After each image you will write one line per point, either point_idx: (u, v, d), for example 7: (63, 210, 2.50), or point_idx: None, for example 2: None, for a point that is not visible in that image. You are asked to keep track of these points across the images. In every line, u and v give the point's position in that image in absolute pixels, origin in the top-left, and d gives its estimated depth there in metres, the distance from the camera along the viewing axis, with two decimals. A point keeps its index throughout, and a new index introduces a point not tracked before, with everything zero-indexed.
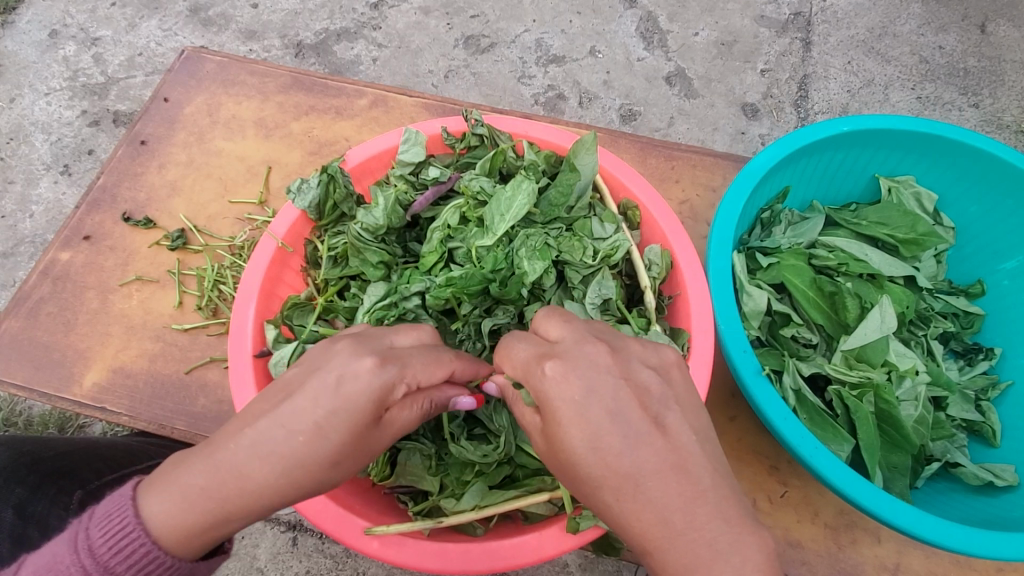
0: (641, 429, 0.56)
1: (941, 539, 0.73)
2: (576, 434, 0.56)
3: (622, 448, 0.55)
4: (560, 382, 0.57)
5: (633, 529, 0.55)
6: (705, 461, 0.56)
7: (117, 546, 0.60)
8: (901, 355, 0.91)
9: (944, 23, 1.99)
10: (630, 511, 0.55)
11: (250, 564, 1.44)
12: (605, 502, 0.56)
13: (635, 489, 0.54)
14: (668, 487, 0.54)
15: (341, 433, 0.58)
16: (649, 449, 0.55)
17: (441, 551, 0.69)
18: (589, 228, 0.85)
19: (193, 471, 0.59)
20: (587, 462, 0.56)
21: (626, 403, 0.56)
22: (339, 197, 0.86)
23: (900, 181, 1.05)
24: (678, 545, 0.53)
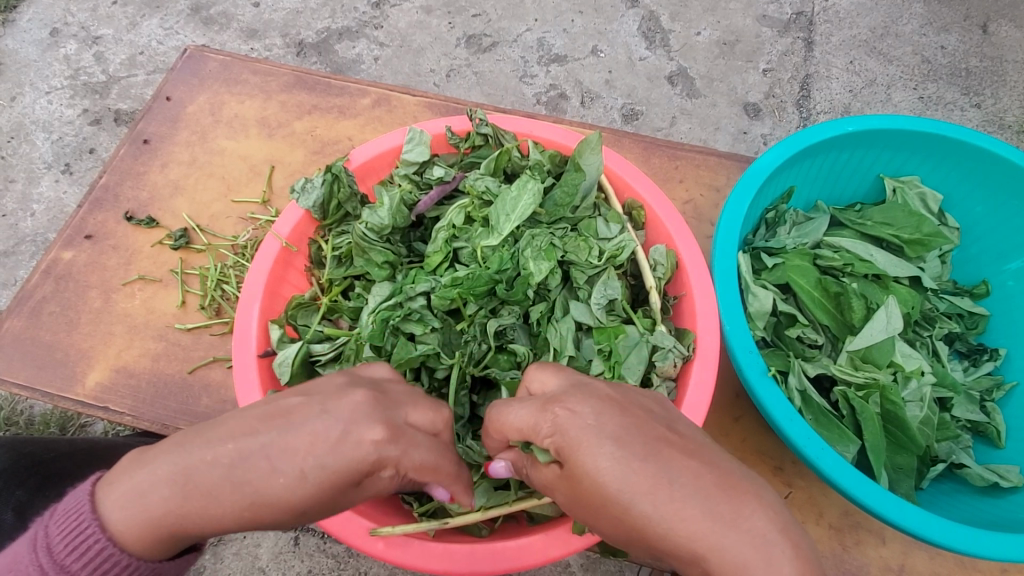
0: (651, 434, 0.55)
1: (947, 540, 0.73)
2: (591, 446, 0.55)
3: (640, 454, 0.54)
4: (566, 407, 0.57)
5: (681, 536, 0.51)
6: (725, 459, 0.55)
7: (74, 544, 0.59)
8: (906, 355, 0.91)
9: (946, 23, 1.99)
10: (671, 514, 0.51)
11: (251, 564, 1.44)
12: (643, 513, 0.53)
13: (670, 487, 0.52)
14: (701, 478, 0.52)
15: (319, 481, 0.54)
16: (664, 450, 0.54)
17: (446, 552, 0.69)
18: (594, 228, 0.85)
19: (157, 485, 0.56)
20: (612, 472, 0.53)
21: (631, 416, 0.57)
22: (343, 197, 0.86)
23: (905, 181, 1.05)
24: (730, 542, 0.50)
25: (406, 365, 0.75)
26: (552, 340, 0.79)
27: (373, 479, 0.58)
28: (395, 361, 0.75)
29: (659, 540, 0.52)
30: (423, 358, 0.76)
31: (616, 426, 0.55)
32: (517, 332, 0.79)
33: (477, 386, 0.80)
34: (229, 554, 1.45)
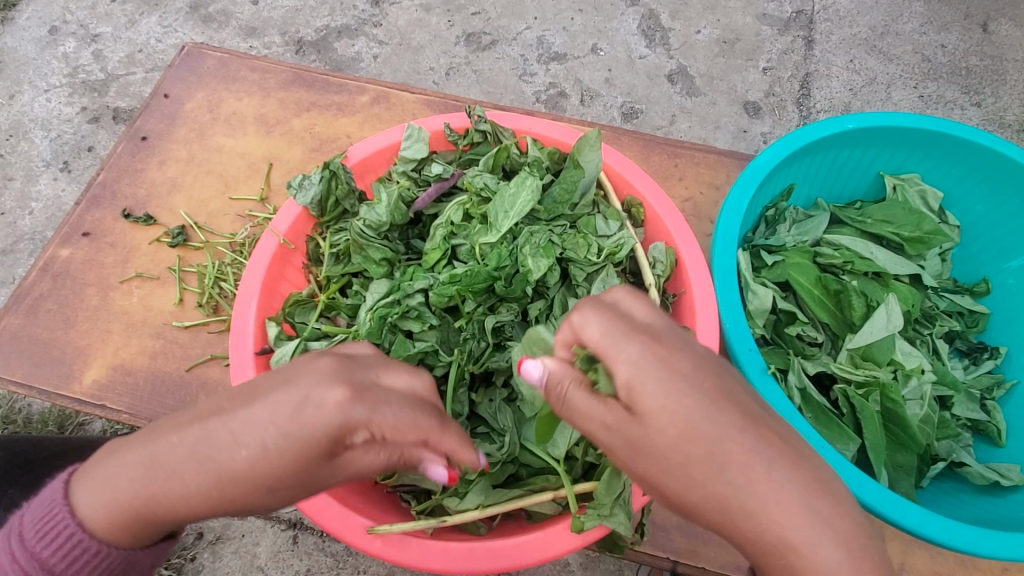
0: (749, 407, 0.53)
1: (947, 539, 0.72)
2: (688, 401, 0.51)
3: (740, 424, 0.51)
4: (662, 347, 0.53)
5: (769, 520, 0.50)
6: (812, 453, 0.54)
7: (44, 531, 0.63)
8: (907, 353, 0.91)
9: (946, 22, 1.98)
10: (769, 495, 0.50)
11: (250, 562, 1.44)
12: (731, 485, 0.51)
13: (767, 469, 0.50)
14: (795, 467, 0.51)
15: (281, 452, 0.53)
16: (764, 427, 0.52)
17: (444, 551, 0.68)
18: (593, 225, 0.85)
19: (125, 471, 0.58)
20: (710, 433, 0.51)
21: (728, 380, 0.55)
22: (341, 194, 0.85)
23: (905, 179, 1.05)
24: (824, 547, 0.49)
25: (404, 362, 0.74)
26: None
27: (349, 454, 0.55)
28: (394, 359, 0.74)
29: (737, 518, 0.51)
30: (422, 355, 0.76)
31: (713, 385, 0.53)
32: (516, 329, 0.80)
33: (475, 382, 0.80)
34: (227, 552, 1.45)
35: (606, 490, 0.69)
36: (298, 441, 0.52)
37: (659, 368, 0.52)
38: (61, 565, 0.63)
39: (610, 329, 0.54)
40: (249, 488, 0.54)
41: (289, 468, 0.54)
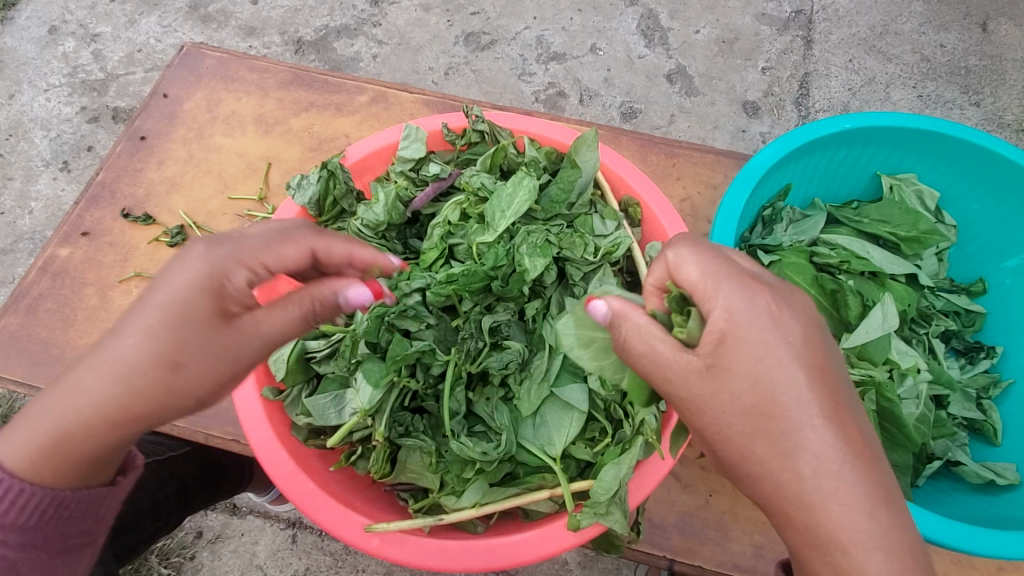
0: (840, 400, 0.57)
1: (941, 537, 0.73)
2: (786, 379, 0.56)
3: (825, 416, 0.55)
4: (775, 313, 0.57)
5: (826, 515, 0.55)
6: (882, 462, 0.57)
7: None
8: (902, 352, 0.91)
9: (946, 21, 1.98)
10: (833, 491, 0.55)
11: (249, 561, 1.44)
12: (795, 472, 0.55)
13: (839, 468, 0.55)
14: (865, 470, 0.55)
15: (163, 325, 0.59)
16: (849, 426, 0.56)
17: (442, 549, 0.69)
18: (590, 225, 0.85)
19: (49, 404, 0.63)
20: (793, 417, 0.56)
21: (829, 367, 0.58)
22: (339, 193, 0.85)
23: (902, 178, 1.06)
24: (871, 551, 0.54)
25: (401, 361, 0.74)
26: (548, 337, 0.79)
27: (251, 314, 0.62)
28: (390, 357, 0.74)
29: (788, 500, 0.56)
30: (419, 355, 0.75)
31: (812, 365, 0.57)
32: (512, 329, 0.80)
33: (472, 381, 0.80)
34: (226, 551, 1.45)
35: (601, 488, 0.69)
36: (176, 303, 0.59)
37: (770, 333, 0.57)
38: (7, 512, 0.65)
39: (704, 280, 0.58)
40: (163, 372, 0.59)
41: (186, 340, 0.59)
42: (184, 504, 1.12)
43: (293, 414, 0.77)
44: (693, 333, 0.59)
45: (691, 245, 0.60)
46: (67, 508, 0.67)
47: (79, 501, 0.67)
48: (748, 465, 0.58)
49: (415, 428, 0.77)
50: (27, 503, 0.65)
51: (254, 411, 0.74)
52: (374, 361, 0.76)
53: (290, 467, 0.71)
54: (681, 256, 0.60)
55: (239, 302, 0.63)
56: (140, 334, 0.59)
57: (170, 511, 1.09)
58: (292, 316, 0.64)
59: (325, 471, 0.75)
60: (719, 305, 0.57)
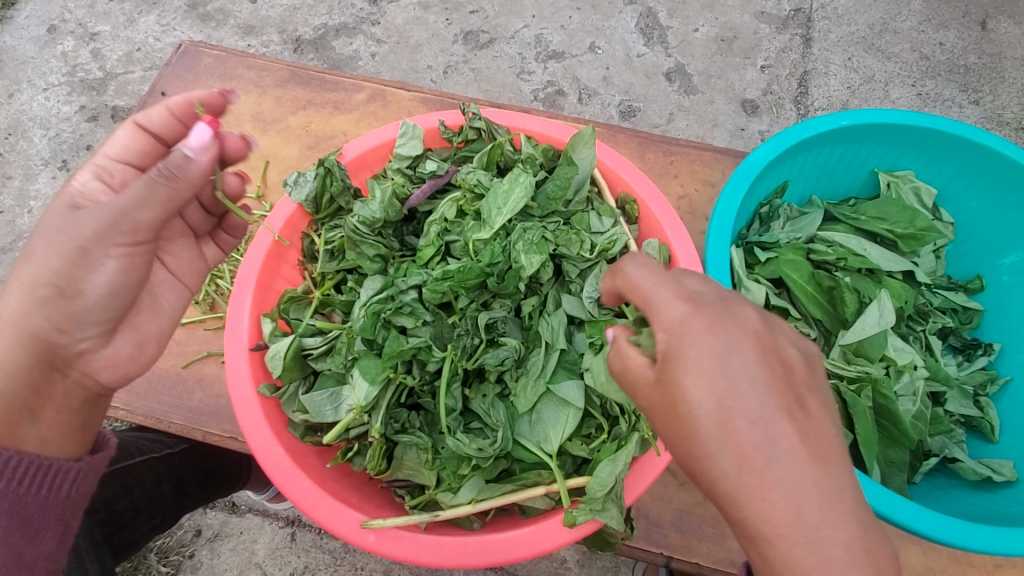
0: (777, 398, 0.52)
1: (939, 534, 0.73)
2: (713, 374, 0.53)
3: (753, 417, 0.52)
4: (708, 327, 0.55)
5: (754, 513, 0.51)
6: (834, 459, 0.52)
7: None
8: (899, 349, 0.92)
9: (945, 20, 1.98)
10: (759, 487, 0.51)
11: (248, 559, 1.44)
12: (722, 471, 0.53)
13: (764, 463, 0.51)
14: (801, 465, 0.51)
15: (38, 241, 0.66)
16: (782, 424, 0.52)
17: (437, 546, 0.69)
18: (587, 222, 0.85)
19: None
20: (718, 422, 0.53)
21: (768, 370, 0.54)
22: (336, 190, 0.85)
23: (899, 176, 1.05)
24: (800, 546, 0.50)
25: (398, 357, 0.74)
26: (544, 334, 0.79)
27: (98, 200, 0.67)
28: (387, 354, 0.74)
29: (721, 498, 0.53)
30: (415, 351, 0.75)
31: (743, 370, 0.53)
32: (508, 325, 0.80)
33: (469, 378, 0.79)
34: (226, 549, 1.45)
35: (598, 484, 0.69)
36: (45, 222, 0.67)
37: (699, 347, 0.54)
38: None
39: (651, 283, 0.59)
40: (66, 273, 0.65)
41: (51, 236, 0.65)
42: (183, 503, 1.11)
43: (288, 411, 0.77)
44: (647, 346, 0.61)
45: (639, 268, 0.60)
46: (25, 476, 0.65)
47: (34, 469, 0.65)
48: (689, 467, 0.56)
49: (411, 425, 0.78)
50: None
51: (252, 408, 0.74)
52: (371, 358, 0.76)
53: (286, 464, 0.71)
54: (631, 274, 0.60)
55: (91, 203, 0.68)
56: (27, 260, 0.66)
57: (167, 508, 1.08)
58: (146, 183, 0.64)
59: (322, 468, 0.75)
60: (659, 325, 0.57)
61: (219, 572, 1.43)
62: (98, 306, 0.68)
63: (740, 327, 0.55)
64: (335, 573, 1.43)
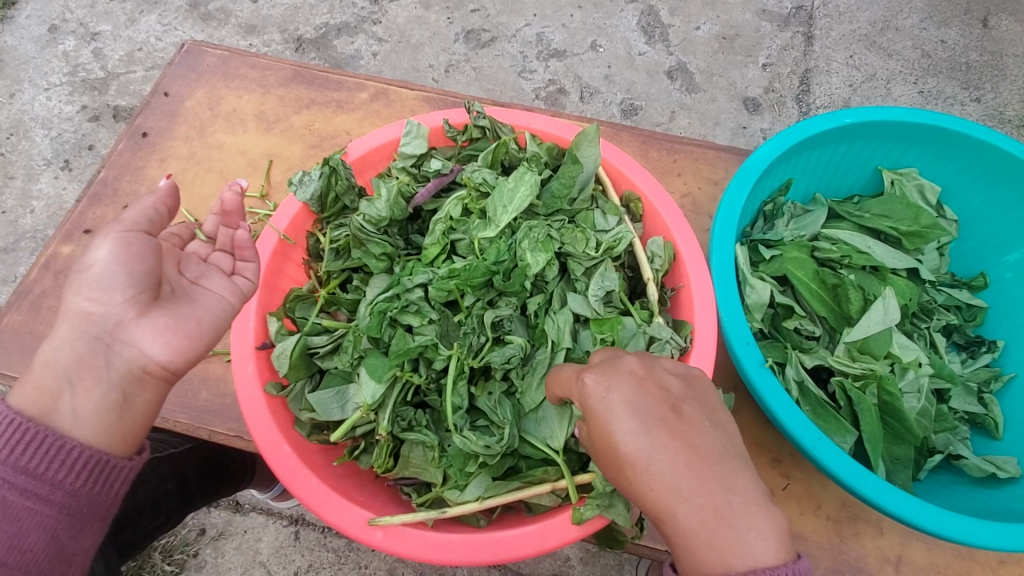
0: (650, 411, 0.61)
1: (945, 530, 0.73)
2: (597, 401, 0.63)
3: (632, 429, 0.60)
4: (593, 375, 0.65)
5: (651, 502, 0.59)
6: (709, 449, 0.59)
7: (29, 442, 0.62)
8: (904, 346, 0.92)
9: (946, 17, 1.98)
10: (646, 482, 0.59)
11: (252, 558, 1.45)
12: (627, 478, 0.61)
13: (647, 463, 0.59)
14: (676, 458, 0.58)
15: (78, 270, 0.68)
16: (657, 431, 0.60)
17: (445, 543, 0.69)
18: (591, 220, 0.85)
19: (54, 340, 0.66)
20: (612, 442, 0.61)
21: (643, 392, 0.62)
22: (341, 190, 0.85)
23: (903, 173, 1.05)
24: (680, 519, 0.57)
25: (404, 356, 0.76)
26: (550, 331, 0.79)
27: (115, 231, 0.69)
28: (393, 353, 0.76)
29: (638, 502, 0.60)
30: (421, 350, 0.77)
31: (622, 400, 0.62)
32: (514, 323, 0.80)
33: (475, 376, 0.79)
34: (230, 548, 1.45)
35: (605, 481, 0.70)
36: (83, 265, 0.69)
37: (587, 394, 0.64)
38: (57, 474, 0.63)
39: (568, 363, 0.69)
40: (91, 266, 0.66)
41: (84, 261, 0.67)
42: (188, 501, 1.11)
43: (295, 410, 0.77)
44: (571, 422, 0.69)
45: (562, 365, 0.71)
46: (83, 469, 0.64)
47: (96, 463, 0.64)
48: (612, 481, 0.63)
49: (418, 423, 0.78)
50: (45, 453, 0.63)
51: (259, 406, 0.74)
52: (378, 357, 0.77)
53: (294, 463, 0.71)
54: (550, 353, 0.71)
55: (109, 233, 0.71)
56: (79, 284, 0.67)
57: (172, 507, 1.08)
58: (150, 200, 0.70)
59: (328, 466, 0.75)
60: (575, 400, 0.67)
61: (223, 570, 1.44)
62: (121, 285, 0.66)
63: (622, 369, 0.65)
64: (339, 571, 1.43)
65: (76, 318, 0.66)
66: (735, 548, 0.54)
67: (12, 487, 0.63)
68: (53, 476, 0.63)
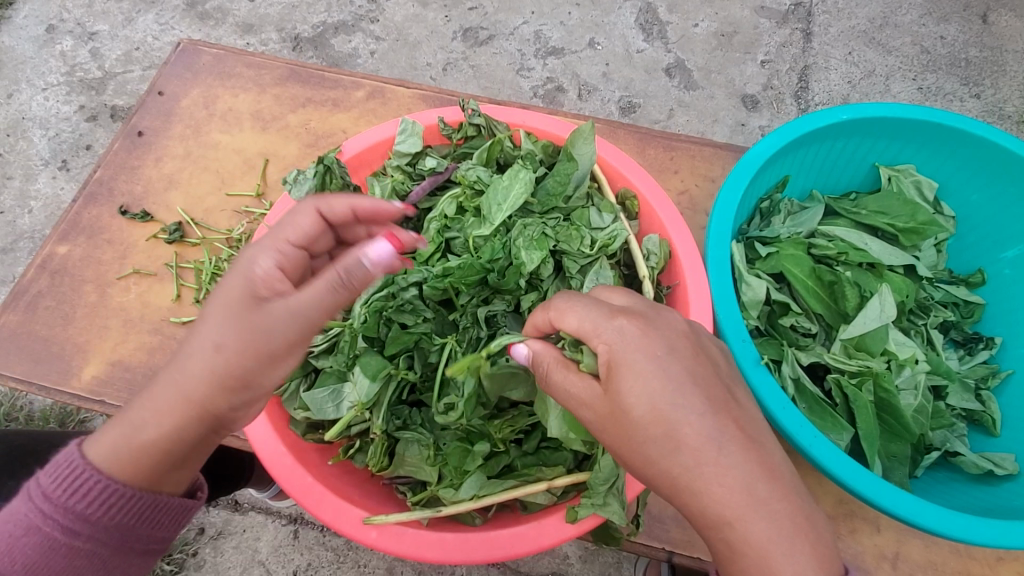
0: (713, 391, 0.58)
1: (941, 527, 0.73)
2: (656, 375, 0.58)
3: (699, 410, 0.57)
4: (644, 329, 0.60)
5: (714, 498, 0.55)
6: (768, 443, 0.58)
7: (101, 497, 0.65)
8: (900, 343, 0.91)
9: (946, 13, 1.97)
10: (716, 476, 0.55)
11: (251, 557, 1.45)
12: (683, 465, 0.56)
13: (718, 453, 0.55)
14: (748, 456, 0.55)
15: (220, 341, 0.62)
16: (724, 415, 0.57)
17: (439, 542, 0.69)
18: (587, 218, 0.85)
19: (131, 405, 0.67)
20: (672, 417, 0.57)
21: (700, 366, 0.60)
22: (336, 189, 0.85)
23: (900, 169, 1.05)
24: (756, 521, 0.53)
25: (400, 344, 0.76)
26: None
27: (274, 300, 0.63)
28: (391, 341, 0.76)
29: (684, 492, 0.56)
30: (419, 338, 0.77)
31: (683, 371, 0.58)
32: (508, 320, 0.81)
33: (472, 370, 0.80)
34: (229, 547, 1.46)
35: (601, 478, 0.70)
36: (227, 308, 0.63)
37: (640, 351, 0.58)
38: (128, 521, 0.66)
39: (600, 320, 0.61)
40: (259, 303, 0.63)
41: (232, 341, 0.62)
42: None
43: (290, 409, 0.78)
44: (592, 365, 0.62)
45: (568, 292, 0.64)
46: (157, 513, 0.67)
47: (170, 506, 0.68)
48: (645, 465, 0.58)
49: (412, 422, 0.78)
50: (121, 505, 0.65)
51: None
52: (370, 354, 0.76)
53: (289, 461, 0.71)
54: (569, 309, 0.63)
55: (271, 287, 0.64)
56: (211, 359, 0.62)
57: None
58: (321, 288, 0.62)
59: (324, 465, 0.75)
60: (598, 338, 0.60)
61: (221, 570, 1.44)
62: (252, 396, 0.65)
63: (673, 332, 0.61)
64: (338, 570, 1.43)
65: (176, 383, 0.64)
66: (802, 555, 0.52)
67: (82, 536, 0.65)
68: (128, 523, 0.66)
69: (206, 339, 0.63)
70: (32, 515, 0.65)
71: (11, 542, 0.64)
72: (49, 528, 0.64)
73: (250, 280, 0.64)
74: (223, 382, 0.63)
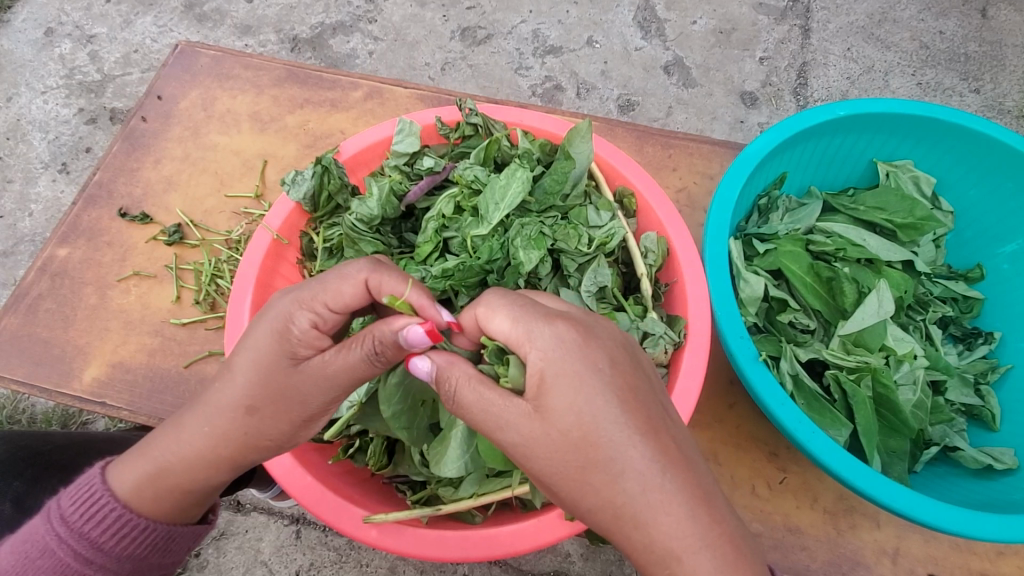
0: (653, 414, 0.57)
1: (939, 521, 0.73)
2: (593, 400, 0.55)
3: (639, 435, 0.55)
4: (585, 340, 0.58)
5: (658, 530, 0.52)
6: (700, 464, 0.56)
7: (114, 527, 0.69)
8: (899, 339, 0.92)
9: (945, 8, 1.97)
10: (661, 505, 0.53)
11: (254, 558, 1.45)
12: (627, 494, 0.54)
13: (661, 479, 0.53)
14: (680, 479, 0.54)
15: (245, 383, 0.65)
16: (663, 437, 0.56)
17: (440, 539, 0.70)
18: (585, 216, 0.85)
19: (159, 435, 0.70)
20: (616, 442, 0.54)
21: (642, 382, 0.59)
22: (334, 189, 0.85)
23: (898, 165, 1.05)
24: (702, 553, 0.51)
25: None
26: None
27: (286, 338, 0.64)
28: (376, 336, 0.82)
29: (627, 526, 0.54)
30: None
31: (623, 386, 0.57)
32: None
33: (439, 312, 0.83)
34: (232, 548, 1.46)
35: None
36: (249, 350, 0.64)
37: (582, 363, 0.56)
38: (141, 551, 0.70)
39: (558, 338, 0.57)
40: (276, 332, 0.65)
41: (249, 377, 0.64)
42: None
43: None
44: (516, 380, 0.62)
45: (504, 297, 0.62)
46: (167, 544, 0.71)
47: (181, 537, 0.72)
48: (582, 499, 0.56)
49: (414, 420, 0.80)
50: (134, 536, 0.69)
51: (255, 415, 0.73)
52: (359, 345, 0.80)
53: (289, 462, 0.71)
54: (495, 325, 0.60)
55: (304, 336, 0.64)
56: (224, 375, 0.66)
57: None
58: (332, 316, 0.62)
59: (324, 465, 0.75)
60: (532, 348, 0.58)
61: (225, 570, 1.45)
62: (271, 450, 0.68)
63: (609, 342, 0.59)
64: (341, 570, 1.43)
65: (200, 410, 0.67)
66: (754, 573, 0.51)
67: (94, 563, 0.69)
68: (141, 553, 0.70)
69: (227, 378, 0.65)
70: (49, 537, 0.69)
71: (27, 563, 0.68)
72: (61, 552, 0.68)
73: (284, 335, 0.63)
74: (249, 439, 0.66)
